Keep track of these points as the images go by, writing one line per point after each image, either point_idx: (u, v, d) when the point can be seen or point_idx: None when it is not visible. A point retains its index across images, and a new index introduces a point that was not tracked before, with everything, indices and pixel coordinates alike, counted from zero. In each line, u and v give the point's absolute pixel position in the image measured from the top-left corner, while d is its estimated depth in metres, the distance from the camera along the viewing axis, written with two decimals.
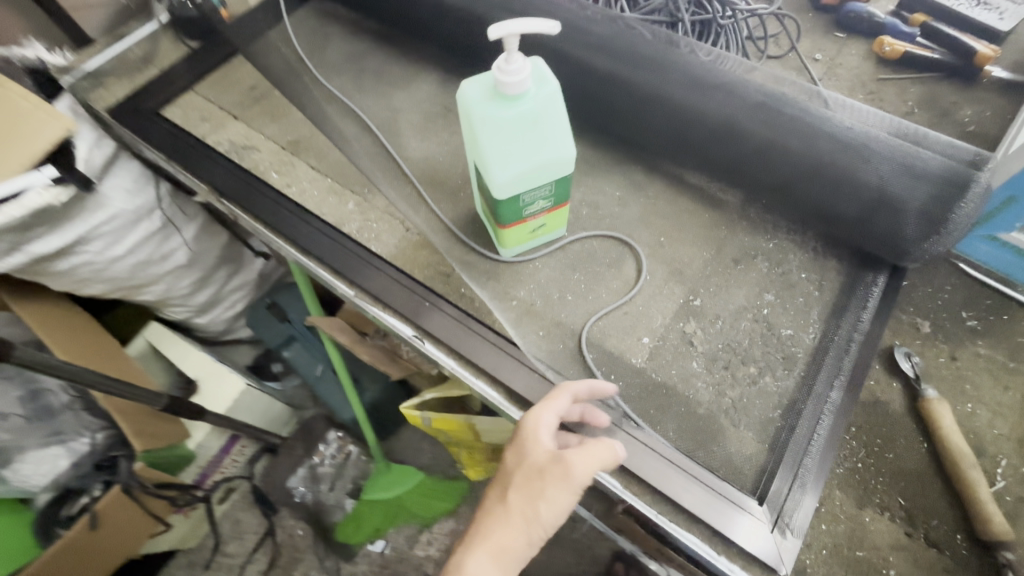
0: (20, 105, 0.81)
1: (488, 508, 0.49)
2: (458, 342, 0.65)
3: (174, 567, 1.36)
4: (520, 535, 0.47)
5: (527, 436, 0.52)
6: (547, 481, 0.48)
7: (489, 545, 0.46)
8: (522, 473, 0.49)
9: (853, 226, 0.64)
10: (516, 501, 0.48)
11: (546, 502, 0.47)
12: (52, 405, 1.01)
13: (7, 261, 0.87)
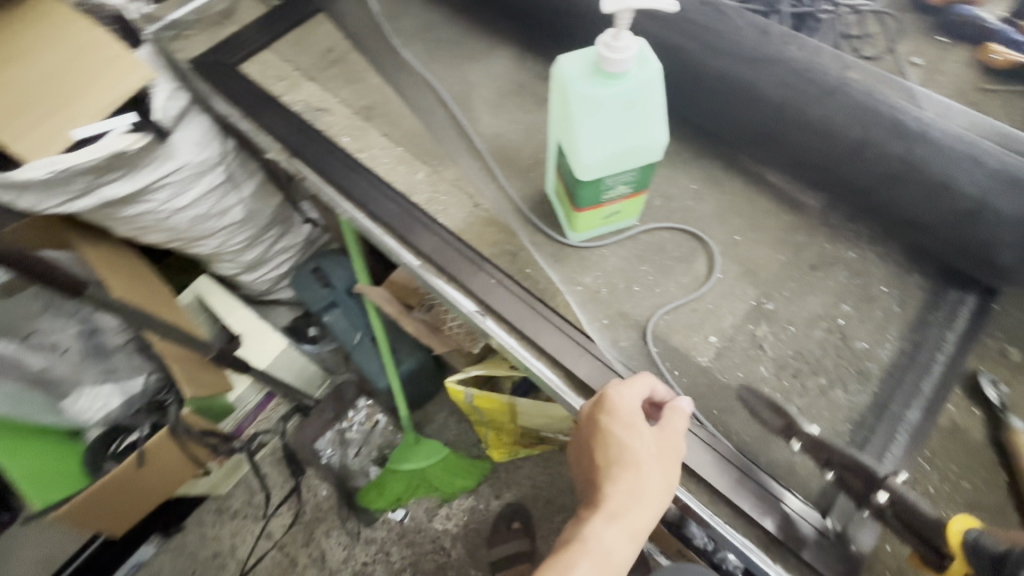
0: (107, 50, 0.86)
1: (611, 494, 0.50)
2: (522, 322, 0.63)
3: (204, 511, 1.41)
4: (652, 511, 0.49)
5: (631, 421, 0.52)
6: (668, 459, 0.51)
7: (627, 528, 0.48)
8: (642, 459, 0.50)
9: (936, 237, 0.60)
10: (644, 486, 0.49)
11: (672, 476, 0.50)
12: (107, 345, 1.08)
13: (83, 203, 0.91)
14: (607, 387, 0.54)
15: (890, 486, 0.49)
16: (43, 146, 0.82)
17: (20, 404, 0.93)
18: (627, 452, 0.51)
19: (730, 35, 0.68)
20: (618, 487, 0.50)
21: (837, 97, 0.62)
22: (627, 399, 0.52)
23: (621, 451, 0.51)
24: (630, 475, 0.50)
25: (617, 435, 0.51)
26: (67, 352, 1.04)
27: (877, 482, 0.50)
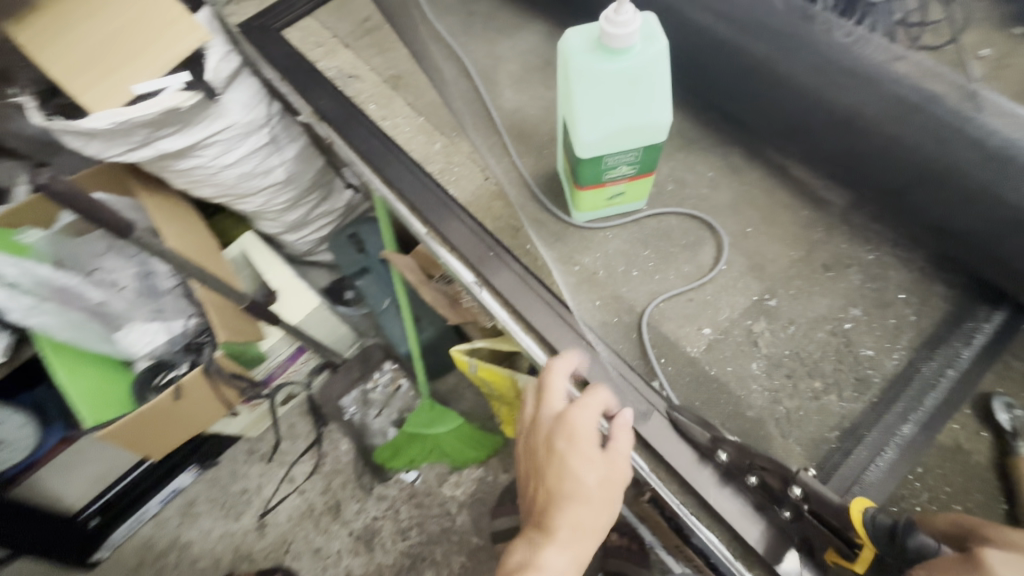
0: (167, 10, 0.91)
1: (561, 523, 0.52)
2: (516, 296, 0.65)
3: (237, 450, 1.51)
4: (595, 536, 0.52)
5: (581, 449, 0.54)
6: (613, 487, 0.53)
7: (575, 555, 0.51)
8: (592, 488, 0.53)
9: (973, 247, 0.56)
10: (592, 515, 0.52)
11: (615, 503, 0.53)
12: (158, 286, 1.16)
13: (141, 154, 0.98)
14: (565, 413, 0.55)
15: (802, 479, 0.46)
16: (107, 100, 0.89)
17: (79, 331, 1.01)
18: (576, 481, 0.53)
19: (762, 16, 0.65)
20: (568, 515, 0.52)
21: (868, 86, 0.58)
22: (581, 426, 0.54)
23: (572, 482, 0.53)
24: (579, 504, 0.52)
25: (569, 463, 0.54)
26: (121, 288, 1.11)
27: (791, 476, 0.47)
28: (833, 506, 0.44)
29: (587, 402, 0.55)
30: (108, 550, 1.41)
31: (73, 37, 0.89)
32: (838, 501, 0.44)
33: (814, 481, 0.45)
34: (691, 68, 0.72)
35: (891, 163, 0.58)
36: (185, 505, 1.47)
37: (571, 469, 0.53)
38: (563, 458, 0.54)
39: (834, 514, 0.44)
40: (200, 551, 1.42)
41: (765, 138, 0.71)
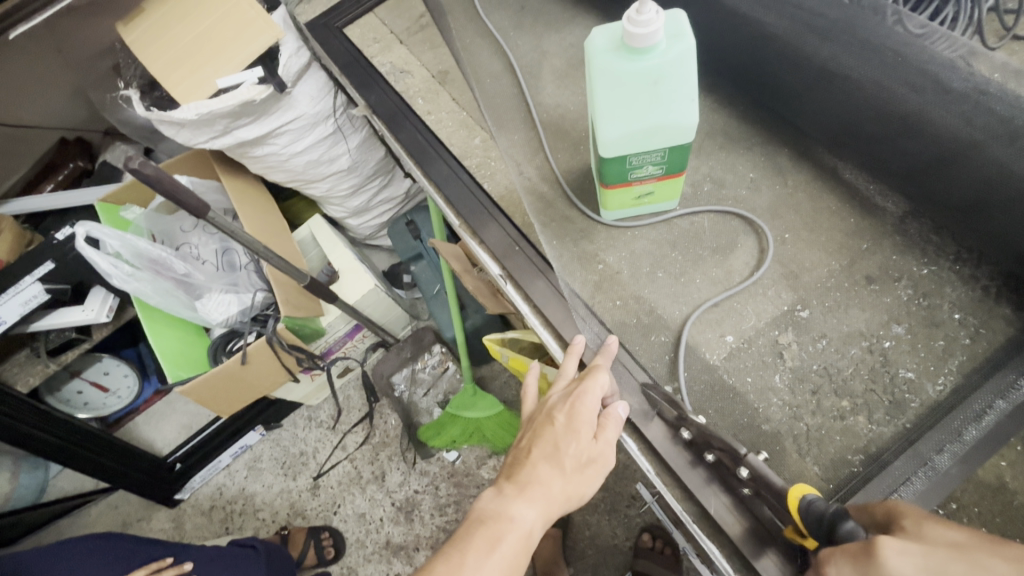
0: (248, 13, 0.99)
1: (535, 483, 0.54)
2: (531, 290, 0.70)
3: (297, 416, 1.61)
4: (563, 507, 0.54)
5: (572, 422, 0.56)
6: (593, 466, 0.55)
7: (544, 514, 0.53)
8: (573, 458, 0.55)
9: None
10: (569, 482, 0.54)
11: (591, 483, 0.54)
12: (235, 262, 1.26)
13: (222, 140, 1.06)
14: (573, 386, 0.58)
15: (749, 461, 0.50)
16: (196, 92, 0.98)
17: (166, 298, 1.11)
18: (559, 450, 0.55)
19: (820, 10, 0.61)
20: (543, 478, 0.54)
21: (932, 87, 0.54)
22: (584, 400, 0.57)
23: (555, 449, 0.56)
24: (556, 469, 0.54)
25: (556, 433, 0.56)
26: (204, 263, 1.22)
27: (739, 458, 0.51)
28: (777, 489, 0.48)
29: (589, 382, 0.57)
30: (188, 493, 1.54)
31: (173, 37, 1.00)
32: (780, 485, 0.49)
33: (758, 465, 0.49)
34: (737, 65, 0.69)
35: (974, 173, 0.53)
36: (251, 460, 1.57)
37: (556, 437, 0.56)
38: (552, 427, 0.57)
39: (775, 494, 0.49)
40: (262, 502, 1.53)
41: (816, 139, 0.69)
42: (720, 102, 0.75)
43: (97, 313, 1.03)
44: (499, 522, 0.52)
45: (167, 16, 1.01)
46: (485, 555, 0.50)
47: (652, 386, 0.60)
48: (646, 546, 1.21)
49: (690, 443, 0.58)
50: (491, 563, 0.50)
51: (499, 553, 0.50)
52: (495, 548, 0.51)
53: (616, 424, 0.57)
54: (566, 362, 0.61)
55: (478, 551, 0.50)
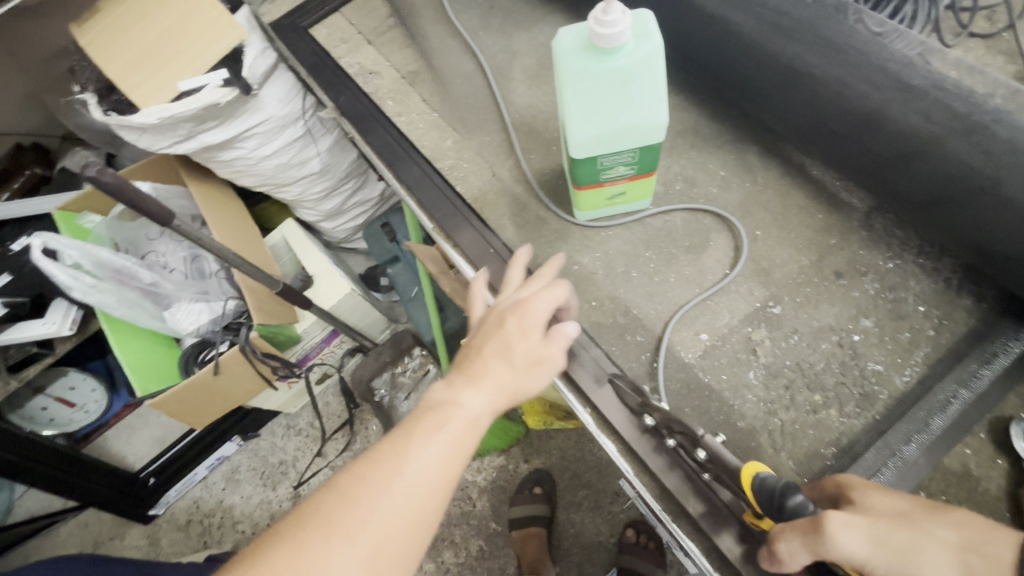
0: (210, 13, 0.96)
1: (483, 373, 0.51)
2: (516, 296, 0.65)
3: (275, 425, 1.57)
4: (508, 403, 0.51)
5: (519, 319, 0.53)
6: (543, 365, 0.52)
7: (492, 403, 0.50)
8: (523, 356, 0.52)
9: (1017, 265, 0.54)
10: (518, 379, 0.51)
11: (541, 381, 0.52)
12: (205, 269, 1.22)
13: (186, 145, 1.02)
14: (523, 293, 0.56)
15: (707, 443, 0.51)
16: (156, 96, 0.94)
17: (133, 309, 1.07)
18: (509, 347, 0.52)
19: (785, 9, 0.62)
20: (491, 371, 0.51)
21: (893, 85, 0.55)
22: (536, 302, 0.54)
23: (503, 348, 0.53)
24: (505, 363, 0.51)
25: (504, 330, 0.53)
26: (172, 272, 1.18)
27: (699, 441, 0.51)
28: (732, 468, 0.49)
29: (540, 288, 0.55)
30: (163, 508, 1.49)
31: (129, 38, 0.96)
32: (735, 463, 0.50)
33: (717, 446, 0.50)
34: (707, 64, 0.70)
35: (933, 171, 0.55)
36: (229, 471, 1.53)
37: (505, 334, 0.53)
38: (499, 325, 0.54)
39: (731, 474, 0.49)
40: (241, 514, 1.49)
41: (784, 137, 0.70)
42: (691, 101, 0.76)
43: (59, 326, 0.99)
44: (445, 408, 0.49)
45: (123, 17, 0.97)
46: (427, 437, 0.47)
47: (618, 374, 0.61)
48: (631, 541, 1.22)
49: (653, 429, 0.58)
50: (431, 448, 0.46)
51: (446, 438, 0.47)
52: (439, 431, 0.48)
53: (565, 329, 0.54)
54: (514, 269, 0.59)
55: (418, 435, 0.47)
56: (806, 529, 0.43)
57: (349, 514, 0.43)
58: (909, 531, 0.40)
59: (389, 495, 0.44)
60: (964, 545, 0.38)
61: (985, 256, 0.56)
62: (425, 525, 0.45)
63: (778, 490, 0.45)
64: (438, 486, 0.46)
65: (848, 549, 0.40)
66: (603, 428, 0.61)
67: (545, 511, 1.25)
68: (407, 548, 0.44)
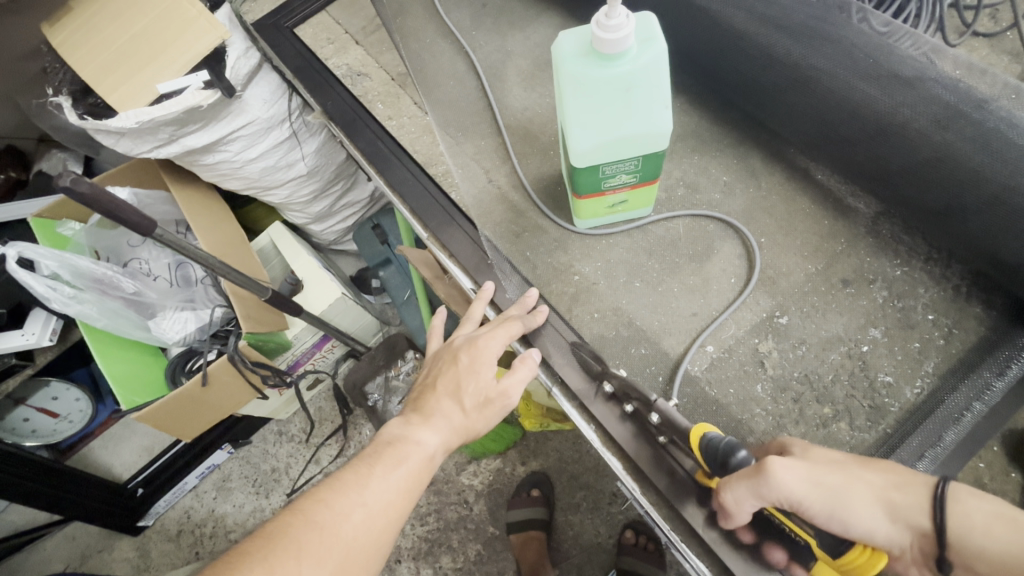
0: (189, 11, 0.91)
1: (437, 413, 0.58)
2: None
3: (266, 431, 1.52)
4: (459, 437, 0.58)
5: (476, 362, 0.60)
6: (490, 404, 0.60)
7: (443, 440, 0.57)
8: (473, 395, 0.59)
9: None
10: (468, 418, 0.59)
11: (486, 419, 0.60)
12: (191, 276, 1.17)
13: (167, 150, 0.98)
14: (476, 336, 0.63)
15: (659, 407, 0.54)
16: (134, 99, 0.90)
17: (115, 319, 1.02)
18: (461, 387, 0.60)
19: (787, 12, 0.60)
20: (444, 411, 0.58)
21: (900, 89, 0.54)
22: (485, 343, 0.61)
23: (455, 387, 0.60)
24: (457, 403, 0.59)
25: (458, 371, 0.60)
26: (156, 279, 1.13)
27: (652, 405, 0.54)
28: (683, 430, 0.52)
29: (494, 331, 0.61)
30: (152, 518, 1.45)
31: (105, 39, 0.91)
32: (686, 425, 0.52)
33: (667, 409, 0.53)
34: (704, 67, 0.68)
35: (946, 176, 0.53)
36: (220, 479, 1.49)
37: (458, 376, 0.60)
38: (454, 368, 0.61)
39: (681, 435, 0.52)
40: (233, 523, 1.45)
41: (787, 140, 0.69)
42: (692, 102, 0.74)
43: (38, 337, 0.95)
44: (403, 444, 0.55)
45: (99, 17, 0.92)
46: (391, 468, 0.53)
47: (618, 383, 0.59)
48: (631, 542, 1.20)
49: (642, 427, 0.58)
50: (395, 478, 0.52)
51: (404, 469, 0.53)
52: (399, 464, 0.53)
53: (521, 363, 0.61)
54: (475, 306, 0.66)
55: (384, 465, 0.53)
56: (752, 475, 0.46)
57: (318, 538, 0.46)
58: (840, 474, 0.46)
59: (353, 520, 0.49)
60: (887, 484, 0.45)
61: (995, 265, 0.56)
62: (382, 546, 0.50)
63: (722, 447, 0.48)
64: (396, 513, 0.51)
65: (791, 485, 0.45)
66: (608, 445, 0.59)
67: (544, 513, 1.24)
68: (365, 566, 0.48)
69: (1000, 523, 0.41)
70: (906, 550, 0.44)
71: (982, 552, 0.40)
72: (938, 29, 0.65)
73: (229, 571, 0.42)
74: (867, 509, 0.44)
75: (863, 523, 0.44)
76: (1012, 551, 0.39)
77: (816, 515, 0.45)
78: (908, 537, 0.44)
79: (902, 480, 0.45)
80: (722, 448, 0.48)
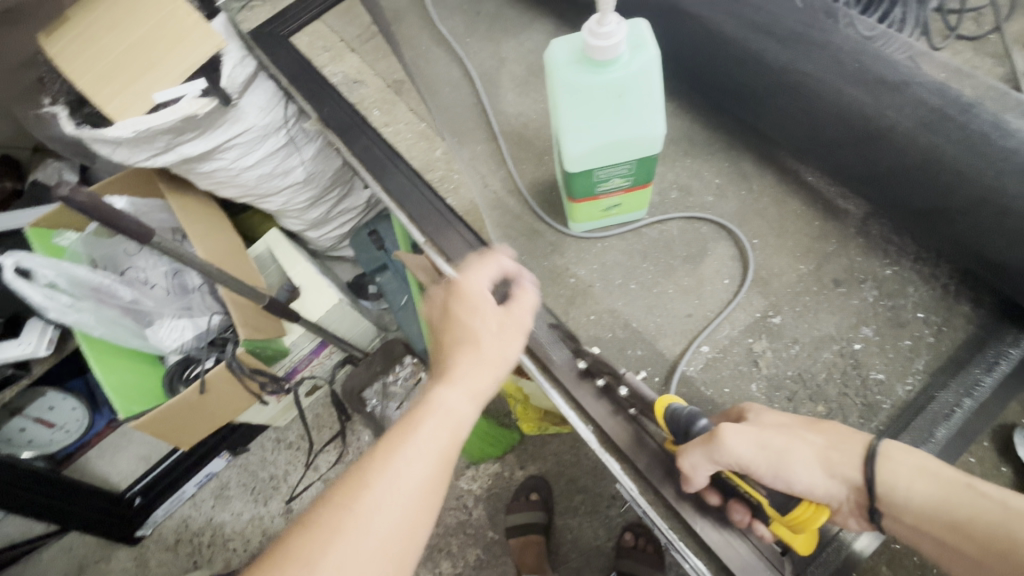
0: (185, 22, 0.93)
1: (453, 370, 0.50)
2: None
3: (264, 438, 1.52)
4: (486, 377, 0.50)
5: (470, 302, 0.53)
6: (505, 337, 0.52)
7: (467, 392, 0.49)
8: (488, 340, 0.51)
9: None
10: (487, 363, 0.51)
11: (506, 352, 0.52)
12: (187, 284, 1.17)
13: (163, 159, 0.98)
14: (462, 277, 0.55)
15: (626, 381, 0.58)
16: (128, 108, 0.90)
17: (113, 327, 1.03)
18: (468, 333, 0.52)
19: (776, 17, 0.62)
20: (459, 363, 0.50)
21: (887, 92, 0.55)
22: (474, 280, 0.53)
23: (463, 334, 0.52)
24: (470, 352, 0.51)
25: (460, 320, 0.52)
26: (153, 288, 1.13)
27: (620, 379, 0.59)
28: (648, 401, 0.56)
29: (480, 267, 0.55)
30: (150, 528, 1.44)
31: (101, 48, 0.92)
32: (652, 398, 0.56)
33: (635, 383, 0.57)
34: (695, 74, 0.70)
35: (932, 179, 0.54)
36: (218, 487, 1.48)
37: (462, 326, 0.52)
38: (451, 319, 0.53)
39: (648, 407, 0.56)
40: (231, 532, 1.44)
41: (778, 144, 0.70)
42: (683, 106, 0.75)
43: (35, 346, 0.95)
44: (422, 412, 0.48)
45: (94, 26, 0.93)
46: (414, 439, 0.46)
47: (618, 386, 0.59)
48: (631, 545, 1.21)
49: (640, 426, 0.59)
50: (422, 449, 0.46)
51: (426, 440, 0.46)
52: (421, 433, 0.46)
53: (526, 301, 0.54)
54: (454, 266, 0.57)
55: (405, 437, 0.46)
56: (705, 441, 0.48)
57: (349, 524, 0.41)
58: (784, 435, 0.49)
59: (383, 502, 0.43)
60: (827, 444, 0.48)
61: (981, 265, 0.57)
62: (423, 522, 0.44)
63: (684, 417, 0.50)
64: (430, 486, 0.45)
65: (740, 452, 0.47)
66: (605, 446, 0.58)
67: (544, 517, 1.24)
68: (408, 548, 0.43)
69: (924, 478, 0.45)
70: (842, 504, 0.48)
71: (909, 504, 0.45)
72: (923, 33, 0.66)
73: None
74: (806, 469, 0.47)
75: (807, 484, 0.47)
76: (935, 503, 0.44)
77: (762, 479, 0.48)
78: (844, 492, 0.47)
79: (838, 439, 0.48)
80: (684, 418, 0.50)
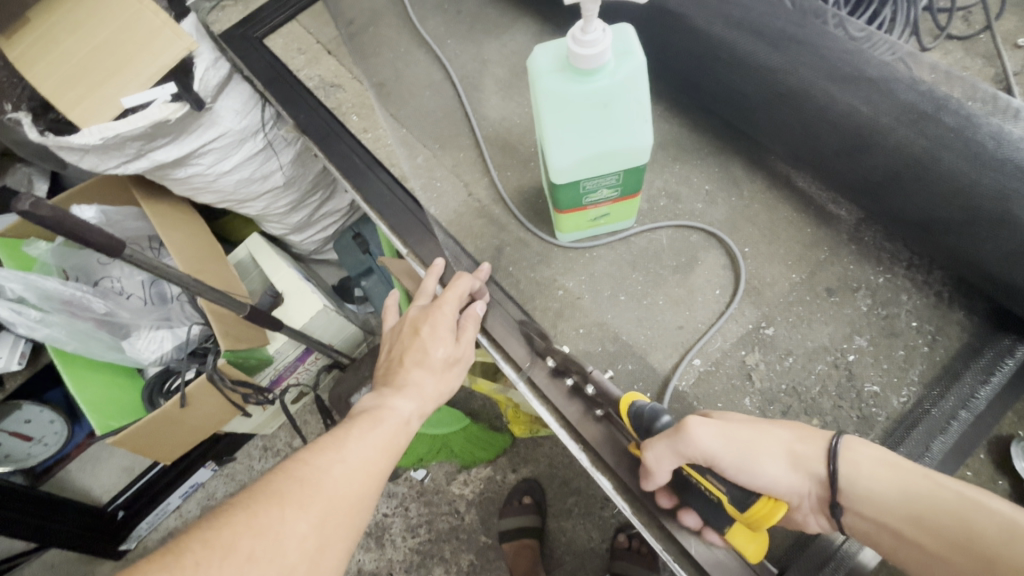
0: (153, 22, 0.88)
1: (410, 383, 0.59)
2: (503, 338, 0.64)
3: (251, 447, 1.49)
4: (433, 393, 0.60)
5: (435, 328, 0.62)
6: (456, 364, 0.62)
7: (418, 407, 0.59)
8: (440, 359, 0.61)
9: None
10: (438, 380, 0.61)
11: (454, 375, 0.62)
12: (165, 293, 1.12)
13: (137, 165, 0.94)
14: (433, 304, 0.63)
15: (593, 378, 0.58)
16: (96, 115, 0.86)
17: (87, 341, 0.98)
18: (427, 354, 0.61)
19: (764, 20, 0.60)
20: (415, 379, 0.60)
21: (881, 98, 0.54)
22: (443, 308, 0.62)
23: (422, 354, 0.61)
24: (425, 370, 0.60)
25: (422, 340, 0.61)
26: (129, 298, 1.08)
27: (587, 377, 0.58)
28: (614, 399, 0.56)
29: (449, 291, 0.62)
30: (136, 541, 1.40)
31: (63, 51, 0.88)
32: (616, 394, 0.56)
33: (600, 379, 0.57)
34: (683, 78, 0.68)
35: (926, 187, 0.53)
36: (204, 498, 1.45)
37: (423, 344, 0.61)
38: (416, 338, 0.62)
39: (614, 405, 0.56)
40: None
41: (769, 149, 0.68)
42: (671, 109, 0.73)
43: (6, 360, 0.94)
44: (379, 411, 0.56)
45: (54, 26, 0.88)
46: (367, 430, 0.54)
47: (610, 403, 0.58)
48: (624, 546, 1.19)
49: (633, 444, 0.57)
50: (371, 440, 0.53)
51: (379, 434, 0.54)
52: (375, 427, 0.54)
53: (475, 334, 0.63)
54: (426, 281, 0.66)
55: (360, 428, 0.54)
56: (671, 434, 0.48)
57: (301, 488, 0.46)
58: (751, 428, 0.49)
59: (335, 473, 0.48)
60: (792, 439, 0.48)
61: (976, 274, 0.56)
62: (365, 501, 0.49)
63: (648, 413, 0.51)
64: (374, 469, 0.51)
65: (704, 443, 0.47)
66: (598, 464, 0.58)
67: (537, 521, 1.23)
68: (350, 520, 0.47)
69: (884, 468, 0.45)
70: (804, 499, 0.48)
71: (868, 494, 0.45)
72: (913, 32, 0.65)
73: (215, 527, 0.41)
74: (773, 462, 0.47)
75: (771, 477, 0.47)
76: (892, 493, 0.44)
77: (727, 472, 0.47)
78: (807, 487, 0.47)
79: (804, 433, 0.48)
80: (647, 415, 0.51)
